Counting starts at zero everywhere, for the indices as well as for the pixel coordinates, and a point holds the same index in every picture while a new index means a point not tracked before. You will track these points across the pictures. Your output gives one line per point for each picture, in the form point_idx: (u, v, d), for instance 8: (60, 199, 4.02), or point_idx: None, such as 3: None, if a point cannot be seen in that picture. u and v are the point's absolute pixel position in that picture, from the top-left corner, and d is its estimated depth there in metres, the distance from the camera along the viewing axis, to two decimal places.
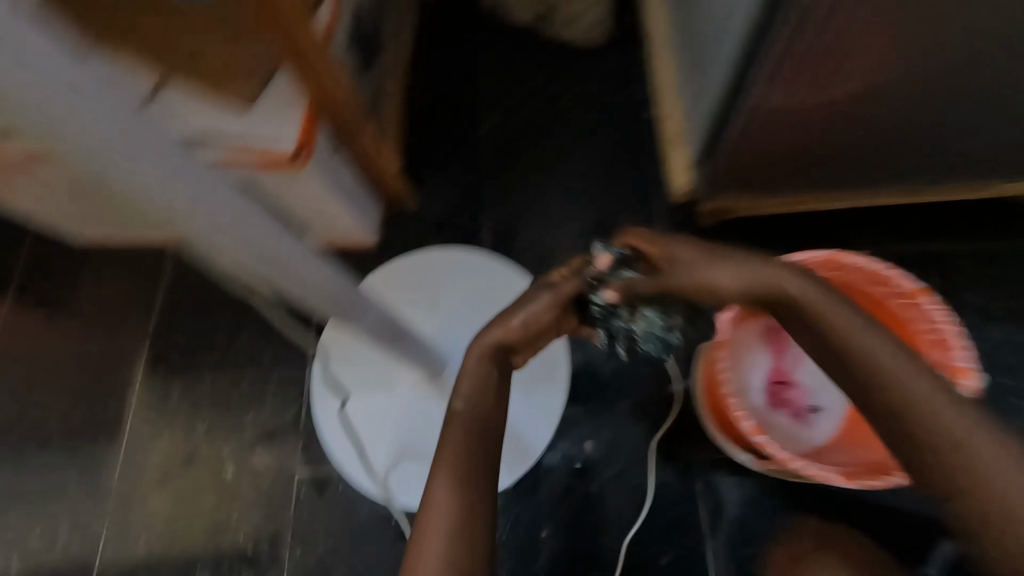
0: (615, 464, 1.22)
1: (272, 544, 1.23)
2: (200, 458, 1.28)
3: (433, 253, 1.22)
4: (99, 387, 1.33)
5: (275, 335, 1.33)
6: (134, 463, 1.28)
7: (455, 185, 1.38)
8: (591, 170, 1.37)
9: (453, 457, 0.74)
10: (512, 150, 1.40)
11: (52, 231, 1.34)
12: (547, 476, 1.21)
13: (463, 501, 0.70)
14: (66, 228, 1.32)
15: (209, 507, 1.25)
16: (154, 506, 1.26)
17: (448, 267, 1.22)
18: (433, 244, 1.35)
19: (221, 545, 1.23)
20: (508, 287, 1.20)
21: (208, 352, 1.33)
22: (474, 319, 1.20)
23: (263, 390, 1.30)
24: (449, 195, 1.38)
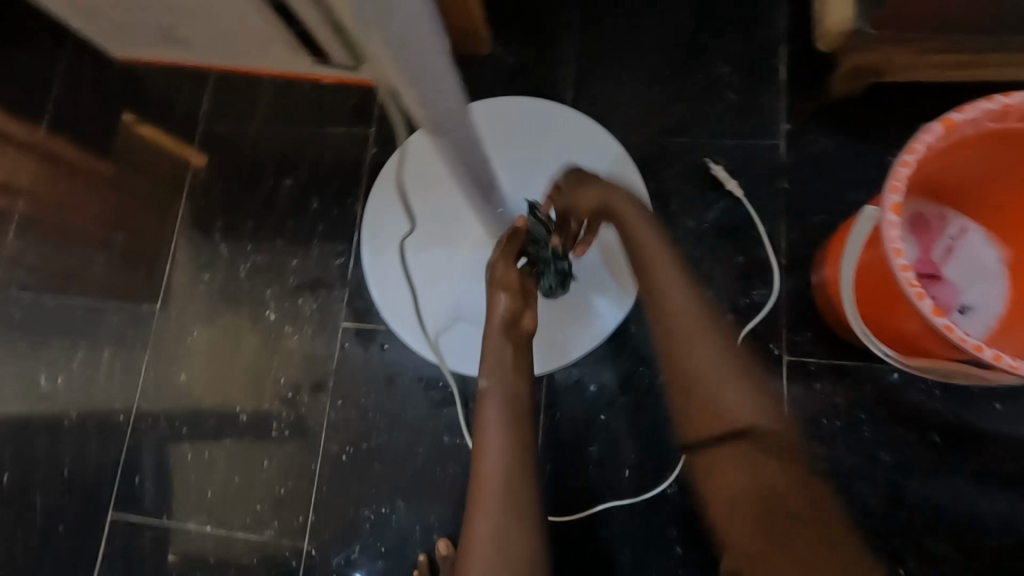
0: (845, 394, 0.80)
1: (314, 394, 0.92)
2: (232, 300, 0.97)
3: (552, 106, 0.88)
4: (193, 207, 1.01)
5: (338, 175, 0.98)
6: (215, 320, 0.97)
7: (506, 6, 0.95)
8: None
9: (490, 359, 0.69)
10: None
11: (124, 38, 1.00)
12: None
13: (505, 471, 0.63)
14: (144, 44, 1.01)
15: (295, 370, 0.93)
16: (214, 366, 0.95)
17: (554, 127, 0.87)
18: (502, 67, 0.94)
19: (262, 395, 0.93)
20: (621, 171, 0.85)
21: (260, 180, 1.00)
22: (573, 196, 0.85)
23: (282, 232, 0.98)
24: (524, 19, 0.95)
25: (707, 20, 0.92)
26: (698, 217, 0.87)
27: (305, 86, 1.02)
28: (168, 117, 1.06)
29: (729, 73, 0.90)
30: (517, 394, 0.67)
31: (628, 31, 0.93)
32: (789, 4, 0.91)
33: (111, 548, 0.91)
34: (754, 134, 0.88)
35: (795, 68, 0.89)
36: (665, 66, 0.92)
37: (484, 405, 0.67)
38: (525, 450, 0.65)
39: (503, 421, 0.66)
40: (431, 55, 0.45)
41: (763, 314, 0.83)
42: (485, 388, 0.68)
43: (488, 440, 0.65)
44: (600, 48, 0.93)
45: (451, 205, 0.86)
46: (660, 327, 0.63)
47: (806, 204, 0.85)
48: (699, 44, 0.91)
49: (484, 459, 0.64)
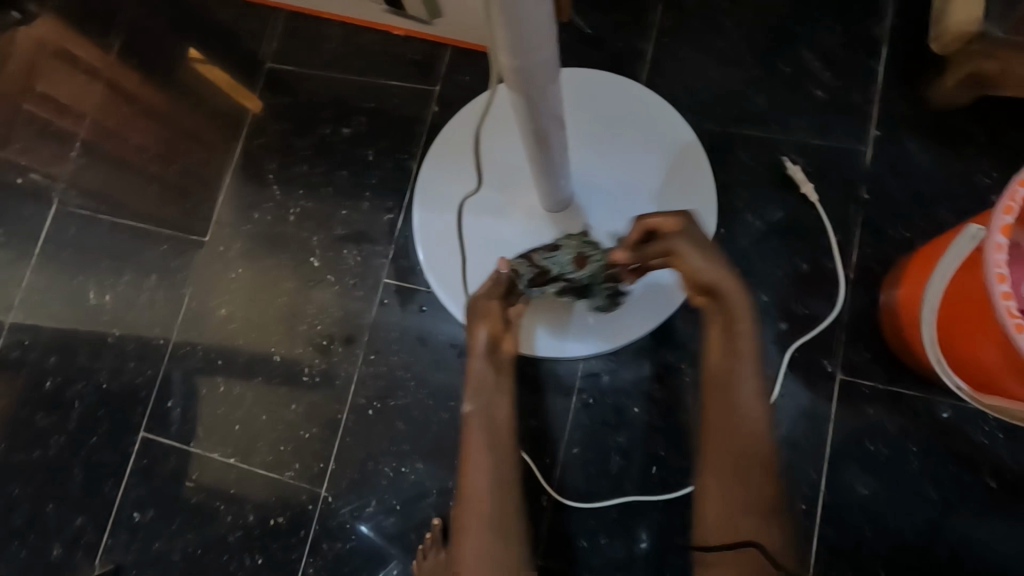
0: (895, 421, 0.76)
1: (346, 345, 0.92)
2: (276, 242, 0.97)
3: (627, 85, 0.84)
4: (249, 144, 1.01)
5: (396, 129, 0.97)
6: (258, 259, 0.97)
7: None
8: None
9: (489, 379, 0.67)
10: None
11: None
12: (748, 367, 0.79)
13: (490, 491, 0.62)
14: None
15: (330, 319, 0.93)
16: (252, 304, 0.96)
17: (628, 107, 0.83)
18: (578, 34, 0.90)
19: (296, 339, 0.93)
20: (691, 162, 0.81)
21: (318, 124, 0.99)
22: (637, 179, 0.81)
23: (333, 180, 0.97)
24: None
25: (804, 8, 0.86)
26: (764, 216, 0.82)
27: (374, 33, 1.00)
28: (234, 50, 1.05)
29: (820, 68, 0.84)
30: (500, 414, 0.66)
31: (717, 10, 0.88)
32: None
33: (137, 466, 0.94)
34: (840, 136, 0.83)
35: (895, 69, 0.83)
36: (752, 52, 0.86)
37: (467, 427, 0.65)
38: (504, 478, 0.64)
39: (487, 445, 0.64)
40: (538, 5, 0.43)
41: (820, 327, 0.79)
42: (468, 411, 0.65)
43: (469, 467, 0.63)
44: (686, 25, 0.88)
45: (509, 172, 0.84)
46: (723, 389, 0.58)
47: (885, 217, 0.80)
48: (791, 33, 0.86)
49: (468, 485, 0.63)
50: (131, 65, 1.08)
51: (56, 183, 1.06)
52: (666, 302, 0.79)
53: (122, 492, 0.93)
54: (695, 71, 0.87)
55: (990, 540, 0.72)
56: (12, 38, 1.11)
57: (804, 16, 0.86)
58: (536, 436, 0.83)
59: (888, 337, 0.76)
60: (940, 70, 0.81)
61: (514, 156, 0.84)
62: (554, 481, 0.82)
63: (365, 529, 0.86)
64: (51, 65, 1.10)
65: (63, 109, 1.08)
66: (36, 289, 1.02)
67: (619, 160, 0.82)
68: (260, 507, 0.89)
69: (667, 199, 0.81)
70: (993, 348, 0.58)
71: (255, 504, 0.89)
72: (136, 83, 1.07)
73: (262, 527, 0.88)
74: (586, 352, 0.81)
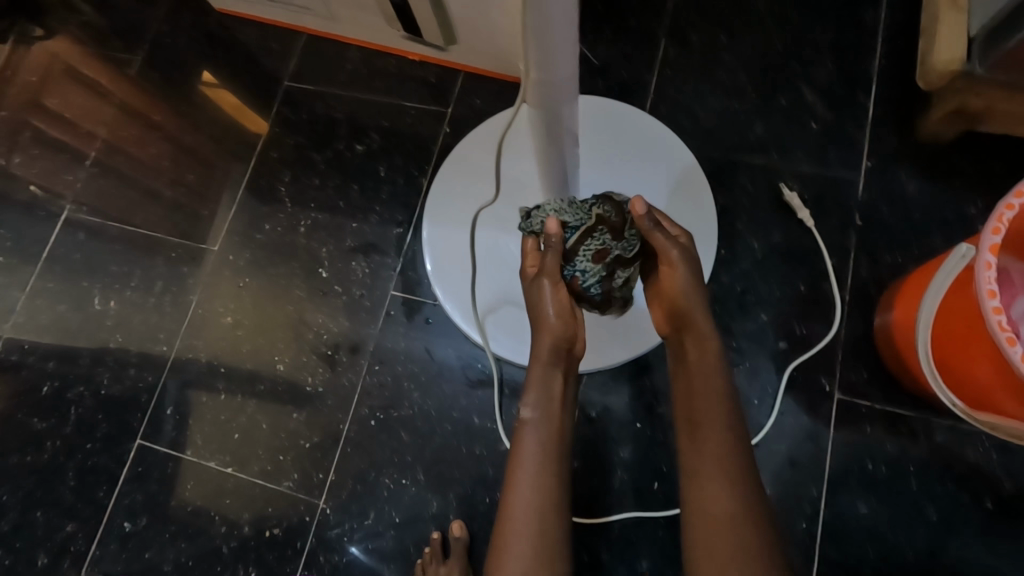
0: (891, 442, 0.77)
1: (352, 354, 0.92)
2: (285, 252, 0.99)
3: (635, 114, 0.88)
4: (263, 157, 1.04)
5: (409, 146, 1.00)
6: (266, 268, 0.98)
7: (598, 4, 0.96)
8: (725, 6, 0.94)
9: (545, 386, 0.65)
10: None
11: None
12: (749, 383, 0.81)
13: (538, 508, 0.62)
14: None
15: (336, 328, 0.94)
16: (258, 311, 0.96)
17: (634, 133, 0.87)
18: (587, 63, 0.94)
19: (301, 348, 0.94)
20: (694, 187, 0.85)
21: (332, 139, 1.03)
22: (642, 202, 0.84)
23: (345, 194, 0.99)
24: (615, 20, 0.95)
25: (799, 46, 0.92)
26: (763, 239, 0.86)
27: (390, 56, 1.04)
28: (252, 67, 1.09)
29: (815, 101, 0.89)
30: (558, 428, 0.65)
31: (716, 46, 0.93)
32: (884, 42, 0.90)
33: (131, 473, 0.92)
34: (834, 165, 0.87)
35: (886, 104, 0.88)
36: (752, 84, 0.91)
37: (521, 435, 0.65)
38: (554, 493, 0.63)
39: (540, 458, 0.64)
40: (567, 22, 0.46)
41: (818, 347, 0.81)
42: (527, 417, 0.65)
43: (522, 476, 0.63)
44: (689, 58, 0.93)
45: (520, 190, 0.87)
46: (697, 408, 0.62)
47: (879, 243, 0.84)
48: (786, 69, 0.91)
49: (518, 499, 0.62)
50: (152, 79, 1.11)
51: (70, 189, 1.08)
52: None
53: (115, 499, 0.91)
54: (697, 100, 0.92)
55: (986, 560, 0.73)
56: (38, 51, 1.15)
57: (800, 53, 0.91)
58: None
59: (885, 358, 0.78)
60: (927, 108, 0.86)
61: (526, 176, 0.87)
62: None
63: (364, 542, 0.85)
64: (72, 77, 1.13)
65: (82, 119, 1.11)
66: (40, 292, 1.03)
67: (626, 181, 0.85)
68: (255, 518, 0.88)
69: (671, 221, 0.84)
70: (989, 366, 0.60)
71: (251, 513, 0.88)
72: (157, 96, 1.11)
73: (258, 538, 0.87)
74: (595, 367, 0.82)
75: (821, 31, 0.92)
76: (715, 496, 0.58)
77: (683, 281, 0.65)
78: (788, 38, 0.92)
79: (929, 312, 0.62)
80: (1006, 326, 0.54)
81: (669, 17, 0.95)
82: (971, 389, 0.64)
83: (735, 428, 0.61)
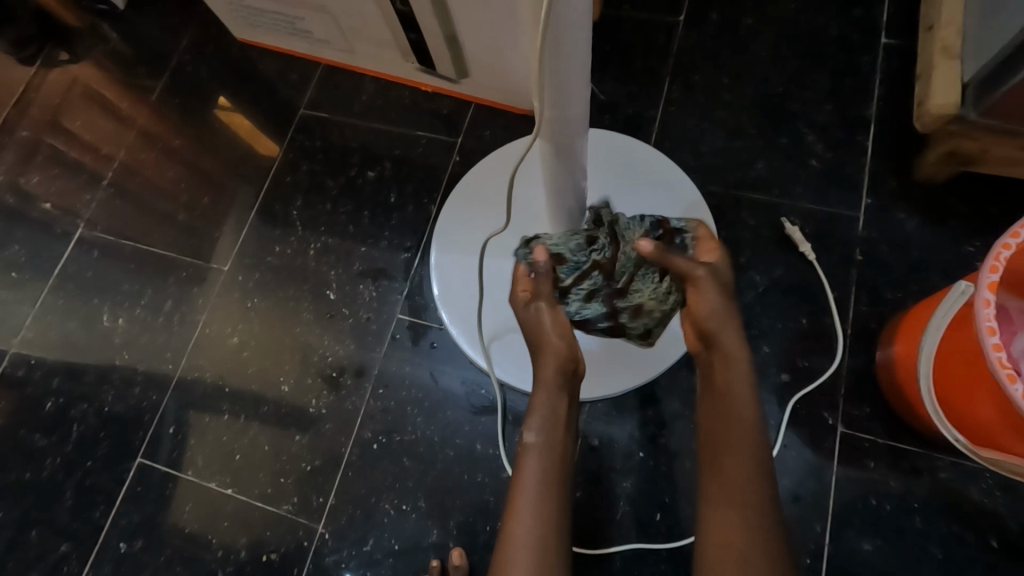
0: (895, 479, 0.77)
1: (357, 377, 0.93)
2: (295, 274, 1.00)
3: (642, 148, 0.90)
4: (277, 181, 1.06)
5: (419, 174, 1.03)
6: (275, 289, 1.00)
7: (605, 45, 1.00)
8: (727, 51, 0.98)
9: (545, 408, 0.67)
10: (720, 41, 0.99)
11: (251, 24, 1.09)
12: None
13: (538, 536, 0.62)
14: (267, 32, 1.10)
15: (342, 351, 0.94)
16: (265, 331, 0.98)
17: (641, 167, 0.90)
18: (594, 100, 0.98)
19: (306, 369, 0.94)
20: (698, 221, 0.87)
21: (345, 166, 1.05)
22: None
23: (355, 218, 1.02)
24: (622, 60, 0.99)
25: (799, 89, 0.95)
26: (765, 272, 0.87)
27: (404, 89, 1.08)
28: (271, 95, 1.13)
29: (815, 141, 0.92)
30: (559, 452, 0.67)
31: (719, 86, 0.97)
32: (881, 86, 0.93)
33: (130, 493, 0.91)
34: (834, 202, 0.89)
35: (883, 145, 0.91)
36: (754, 124, 0.94)
37: (525, 459, 0.66)
38: (554, 522, 0.63)
39: (540, 484, 0.65)
40: (579, 63, 0.49)
41: (820, 380, 0.82)
42: (530, 441, 0.66)
43: (522, 501, 0.64)
44: (692, 97, 0.97)
45: (528, 219, 0.89)
46: (716, 442, 0.63)
47: (878, 279, 0.85)
48: (786, 109, 0.94)
49: (518, 525, 0.62)
50: (172, 105, 1.15)
51: (86, 208, 1.10)
52: (675, 349, 0.82)
53: (111, 519, 0.90)
54: (701, 137, 0.95)
55: None
56: (65, 75, 1.20)
57: (799, 95, 0.95)
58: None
59: (887, 393, 0.79)
60: (923, 150, 0.89)
61: (534, 206, 0.89)
62: None
63: (362, 570, 0.84)
64: (95, 102, 1.17)
65: (102, 141, 1.14)
66: (50, 308, 1.04)
67: (630, 214, 0.87)
68: (253, 542, 0.87)
69: None
70: (990, 402, 0.61)
71: (249, 536, 0.87)
72: (176, 121, 1.14)
73: (254, 563, 0.86)
74: (598, 395, 0.83)
75: (820, 75, 0.95)
76: (726, 528, 0.58)
77: (713, 301, 0.64)
78: (788, 80, 0.96)
79: (930, 346, 0.63)
80: (1006, 363, 0.55)
81: (674, 59, 0.99)
82: (971, 424, 0.64)
83: (744, 460, 0.61)
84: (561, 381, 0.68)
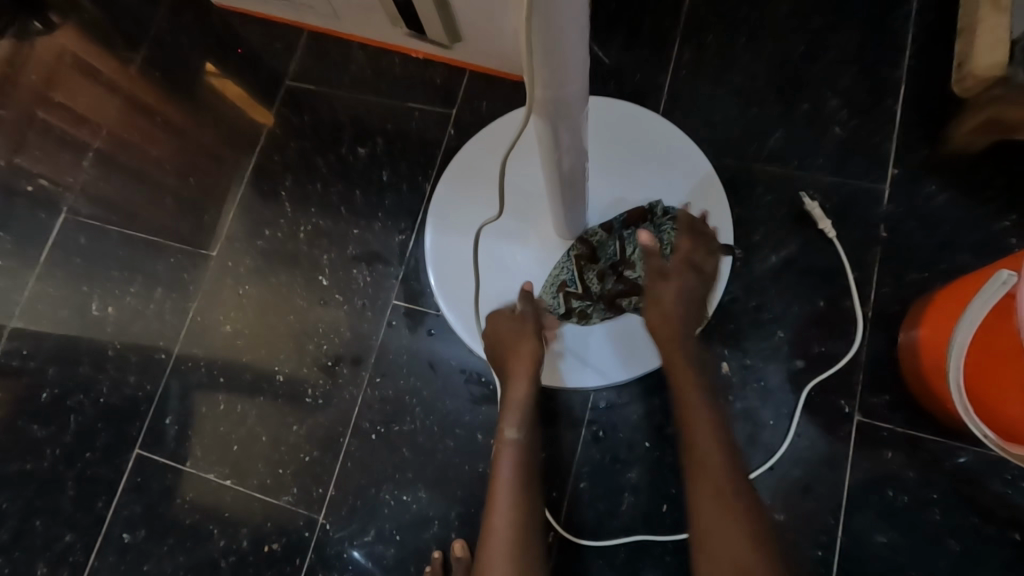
0: (913, 470, 0.74)
1: (353, 365, 0.90)
2: (287, 259, 0.96)
3: (651, 119, 0.84)
4: (265, 160, 1.01)
5: (413, 149, 0.97)
6: (267, 275, 0.96)
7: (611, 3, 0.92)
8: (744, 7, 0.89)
9: (521, 406, 0.71)
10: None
11: None
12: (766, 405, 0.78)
13: (518, 525, 0.66)
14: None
15: (338, 338, 0.91)
16: (258, 319, 0.94)
17: (649, 139, 0.83)
18: (599, 66, 0.90)
19: (301, 358, 0.92)
20: (710, 198, 0.81)
21: (335, 142, 1.00)
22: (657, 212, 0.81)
23: (346, 199, 0.97)
24: (629, 20, 0.91)
25: (823, 49, 0.87)
26: (781, 252, 0.82)
27: (394, 58, 1.01)
28: (255, 67, 1.06)
29: (838, 106, 0.85)
30: (536, 447, 0.71)
31: (735, 47, 0.89)
32: (914, 44, 0.85)
33: (130, 483, 0.91)
34: (857, 174, 0.83)
35: (914, 111, 0.83)
36: (772, 88, 0.87)
37: (504, 455, 0.70)
38: (532, 512, 0.67)
39: (519, 477, 0.68)
40: (575, 30, 0.43)
41: (838, 367, 0.77)
42: (511, 437, 0.70)
43: (501, 493, 0.68)
44: (706, 60, 0.89)
45: (528, 197, 0.83)
46: (684, 438, 0.65)
47: (903, 258, 0.79)
48: (807, 72, 0.86)
49: (500, 517, 0.66)
50: (152, 78, 1.09)
51: (70, 191, 1.06)
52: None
53: (114, 509, 0.90)
54: (714, 104, 0.87)
55: None
56: (38, 48, 1.13)
57: (823, 55, 0.87)
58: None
59: (910, 381, 0.74)
60: (958, 115, 0.81)
61: (534, 184, 0.84)
62: (562, 519, 0.80)
63: (363, 560, 0.83)
64: (71, 76, 1.11)
65: (82, 119, 1.09)
66: (40, 297, 1.01)
67: (638, 190, 0.81)
68: (255, 532, 0.86)
69: None
70: None
71: (250, 526, 0.86)
72: (157, 95, 1.08)
73: (257, 553, 0.85)
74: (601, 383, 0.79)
75: (847, 32, 0.87)
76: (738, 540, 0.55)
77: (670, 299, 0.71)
78: (811, 39, 0.87)
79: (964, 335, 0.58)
80: None
81: (686, 17, 0.90)
82: (1005, 417, 0.60)
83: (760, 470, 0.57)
84: (535, 381, 0.72)
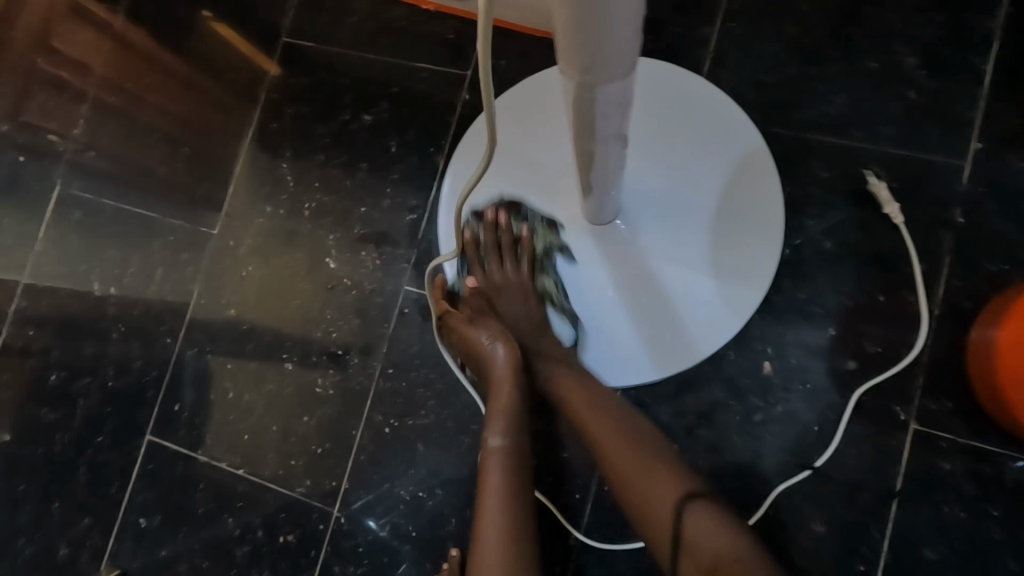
0: (971, 483, 0.67)
1: (363, 355, 0.85)
2: (290, 239, 0.90)
3: (694, 84, 0.73)
4: (263, 129, 0.93)
5: (423, 117, 0.87)
6: (270, 257, 0.90)
7: None
8: None
9: (505, 408, 0.66)
10: None
11: None
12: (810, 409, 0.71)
13: (510, 540, 0.60)
14: None
15: (347, 326, 0.86)
16: (263, 304, 0.89)
17: (692, 107, 0.73)
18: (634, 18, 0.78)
19: (309, 347, 0.87)
20: (759, 176, 0.71)
21: (336, 108, 0.90)
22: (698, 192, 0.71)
23: (351, 173, 0.89)
24: None
25: None
26: (837, 239, 0.73)
27: (400, 9, 0.89)
28: (247, 21, 0.95)
29: (915, 65, 0.73)
30: (525, 453, 0.65)
31: None
32: None
33: (143, 470, 0.89)
34: (932, 148, 0.72)
35: (1006, 70, 0.71)
36: (837, 44, 0.74)
37: (490, 463, 0.64)
38: (525, 524, 0.61)
39: (507, 487, 0.63)
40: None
41: (895, 369, 0.70)
42: (495, 444, 0.64)
43: (491, 505, 0.62)
44: (760, 10, 0.76)
45: (552, 176, 0.75)
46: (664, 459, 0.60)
47: (978, 246, 0.70)
48: (880, 24, 0.74)
49: (487, 530, 0.60)
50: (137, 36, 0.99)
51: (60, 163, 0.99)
52: (722, 332, 0.71)
53: (128, 495, 0.89)
54: (766, 63, 0.76)
55: None
56: None
57: (901, 2, 0.73)
58: (539, 466, 0.77)
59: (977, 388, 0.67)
60: None
61: (559, 160, 0.75)
62: (584, 521, 0.76)
63: (379, 554, 0.81)
64: None
65: None
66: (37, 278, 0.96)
67: (676, 167, 0.72)
68: (269, 523, 0.84)
69: (732, 217, 0.71)
70: None
71: (264, 517, 0.85)
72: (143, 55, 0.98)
73: (272, 543, 0.84)
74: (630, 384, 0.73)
75: None
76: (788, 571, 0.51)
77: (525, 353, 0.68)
78: None
79: None
80: None
81: None
82: None
83: None
84: (513, 381, 0.67)
